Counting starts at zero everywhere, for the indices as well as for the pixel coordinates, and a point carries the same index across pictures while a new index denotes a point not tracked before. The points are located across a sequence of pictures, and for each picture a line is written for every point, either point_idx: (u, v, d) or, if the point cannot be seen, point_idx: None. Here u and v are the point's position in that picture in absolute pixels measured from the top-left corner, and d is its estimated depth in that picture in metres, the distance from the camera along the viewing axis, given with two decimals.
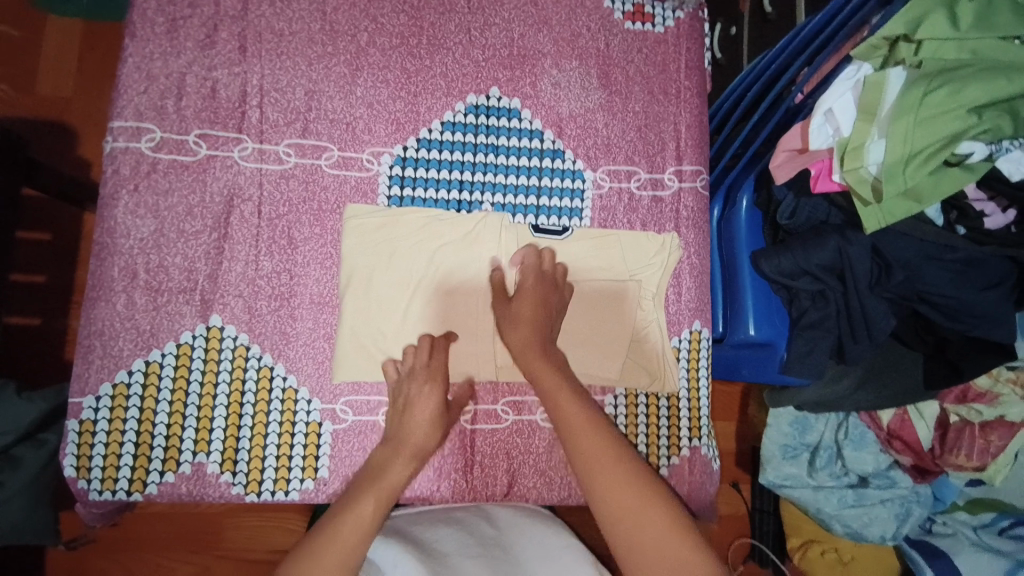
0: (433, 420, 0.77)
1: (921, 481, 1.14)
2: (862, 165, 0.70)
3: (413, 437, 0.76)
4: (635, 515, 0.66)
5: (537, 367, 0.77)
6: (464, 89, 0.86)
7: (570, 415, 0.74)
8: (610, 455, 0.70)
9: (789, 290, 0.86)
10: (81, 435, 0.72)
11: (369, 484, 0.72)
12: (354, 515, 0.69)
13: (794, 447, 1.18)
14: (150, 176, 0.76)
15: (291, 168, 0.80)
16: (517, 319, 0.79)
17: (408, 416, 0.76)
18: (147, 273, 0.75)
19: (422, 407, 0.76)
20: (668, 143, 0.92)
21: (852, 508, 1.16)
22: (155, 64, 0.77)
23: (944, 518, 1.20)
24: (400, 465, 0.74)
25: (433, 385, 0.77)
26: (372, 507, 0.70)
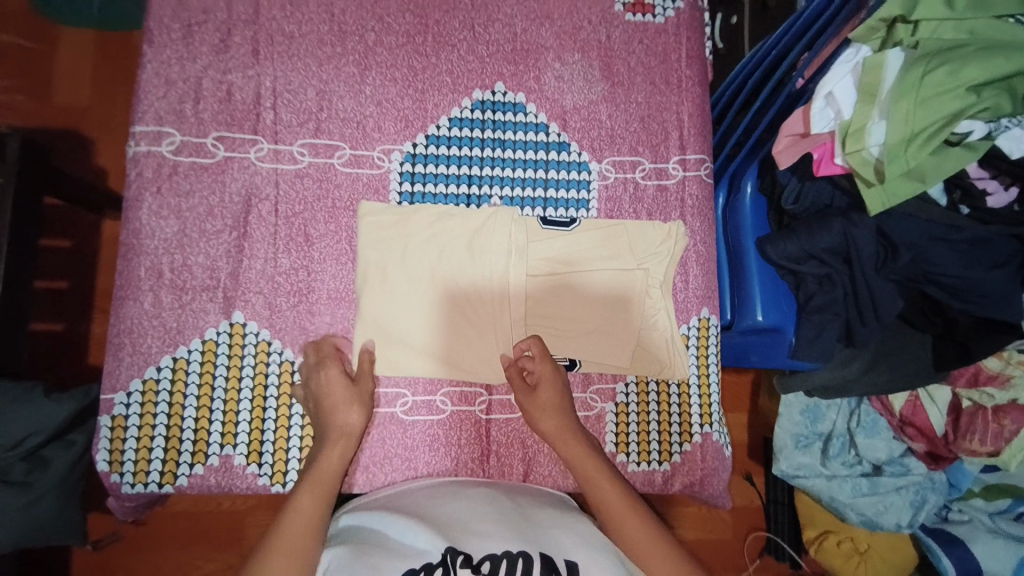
0: (344, 394, 0.77)
1: (934, 468, 1.13)
2: (863, 147, 0.72)
3: (332, 422, 0.76)
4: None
5: (571, 448, 0.79)
6: (470, 85, 0.88)
7: (607, 495, 0.75)
8: (648, 535, 0.71)
9: (795, 275, 0.87)
10: (114, 430, 0.75)
11: (305, 478, 0.73)
12: (292, 510, 0.69)
13: (807, 436, 1.19)
14: (172, 179, 0.78)
15: (305, 167, 0.82)
16: (547, 403, 0.81)
17: (320, 399, 0.76)
18: (172, 272, 0.78)
19: (326, 386, 0.77)
20: (671, 132, 0.94)
21: (867, 496, 1.17)
22: (173, 69, 0.80)
23: (960, 505, 1.21)
24: (330, 446, 0.75)
25: (331, 367, 0.77)
26: (308, 500, 0.70)
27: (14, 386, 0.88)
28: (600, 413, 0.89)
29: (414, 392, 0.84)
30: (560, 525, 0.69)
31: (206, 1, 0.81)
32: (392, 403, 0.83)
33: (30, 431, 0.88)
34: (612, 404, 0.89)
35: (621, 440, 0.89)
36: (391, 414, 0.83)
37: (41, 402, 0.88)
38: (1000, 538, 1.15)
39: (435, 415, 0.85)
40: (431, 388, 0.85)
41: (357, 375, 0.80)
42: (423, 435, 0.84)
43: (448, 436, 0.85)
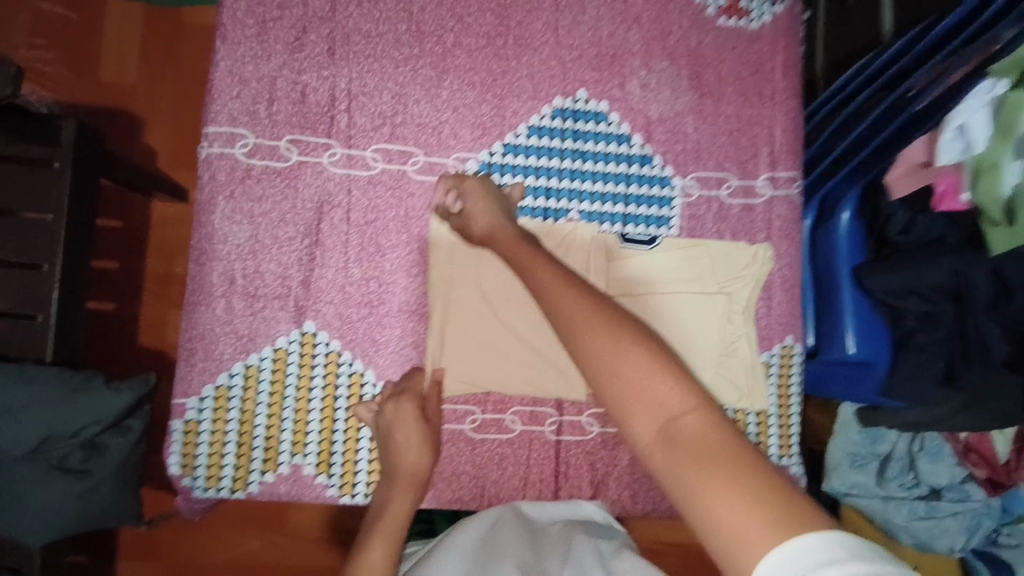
0: (416, 437, 0.72)
1: (995, 494, 1.05)
2: (998, 186, 0.69)
3: (403, 466, 0.71)
4: (611, 349, 0.49)
5: (501, 243, 0.67)
6: (550, 92, 0.83)
7: (563, 295, 0.55)
8: (621, 332, 0.50)
9: (893, 309, 0.82)
10: (186, 435, 0.75)
11: (373, 528, 0.68)
12: (364, 562, 0.65)
13: (863, 456, 1.11)
14: (245, 182, 0.76)
15: (378, 174, 0.79)
16: (478, 216, 0.71)
17: (390, 440, 0.73)
18: (244, 279, 0.76)
19: (402, 425, 0.73)
20: (762, 148, 0.87)
21: (923, 520, 1.08)
22: (247, 68, 0.76)
23: (1010, 530, 1.09)
24: (398, 493, 0.71)
25: (406, 401, 0.74)
26: (380, 549, 0.66)
27: (72, 375, 0.79)
28: None
29: (483, 410, 0.82)
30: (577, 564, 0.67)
31: None
32: (462, 419, 0.81)
33: (88, 421, 0.78)
34: None
35: None
36: (459, 430, 0.81)
37: (98, 389, 0.78)
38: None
39: (504, 434, 0.82)
40: (501, 406, 0.82)
41: (429, 413, 0.75)
42: (491, 452, 0.82)
43: (518, 454, 0.82)
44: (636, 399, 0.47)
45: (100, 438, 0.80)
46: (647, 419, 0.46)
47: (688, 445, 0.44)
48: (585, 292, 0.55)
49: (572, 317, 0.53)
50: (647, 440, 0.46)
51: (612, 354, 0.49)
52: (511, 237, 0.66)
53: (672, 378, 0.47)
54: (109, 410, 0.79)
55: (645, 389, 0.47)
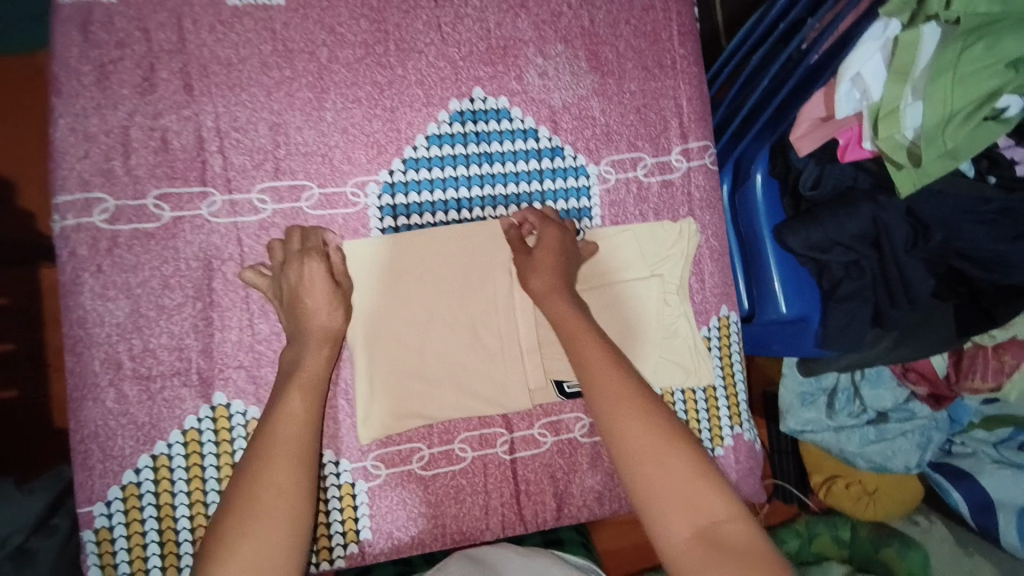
0: (326, 292, 0.67)
1: (939, 408, 1.10)
2: (897, 131, 0.69)
3: (315, 322, 0.66)
4: (662, 454, 0.58)
5: (556, 305, 0.71)
6: (445, 95, 0.77)
7: (622, 390, 0.63)
8: (674, 440, 0.59)
9: (817, 262, 0.83)
10: (100, 544, 0.67)
11: (289, 379, 0.65)
12: (281, 412, 0.62)
13: (811, 393, 1.13)
14: (113, 252, 0.67)
15: (269, 217, 0.71)
16: (547, 263, 0.73)
17: (297, 302, 0.67)
18: (134, 361, 0.67)
19: (303, 281, 0.67)
20: (670, 121, 0.85)
21: (874, 443, 1.11)
22: (91, 121, 0.67)
23: (963, 438, 1.17)
24: (315, 350, 0.66)
25: (314, 260, 0.67)
26: (300, 398, 0.63)
27: None
28: None
29: (430, 444, 0.77)
30: None
31: (119, 33, 0.67)
32: (410, 459, 0.77)
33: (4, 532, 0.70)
34: None
35: None
36: (408, 472, 0.77)
37: (7, 494, 0.72)
38: (1005, 469, 1.10)
39: (457, 465, 0.78)
40: (448, 437, 0.78)
41: (339, 275, 0.70)
42: (446, 487, 0.78)
43: (473, 484, 0.79)
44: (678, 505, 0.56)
45: (26, 545, 0.72)
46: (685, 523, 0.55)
47: (727, 550, 0.53)
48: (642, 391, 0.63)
49: (628, 414, 0.61)
50: (683, 536, 0.54)
51: (663, 460, 0.58)
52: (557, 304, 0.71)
53: (715, 490, 0.56)
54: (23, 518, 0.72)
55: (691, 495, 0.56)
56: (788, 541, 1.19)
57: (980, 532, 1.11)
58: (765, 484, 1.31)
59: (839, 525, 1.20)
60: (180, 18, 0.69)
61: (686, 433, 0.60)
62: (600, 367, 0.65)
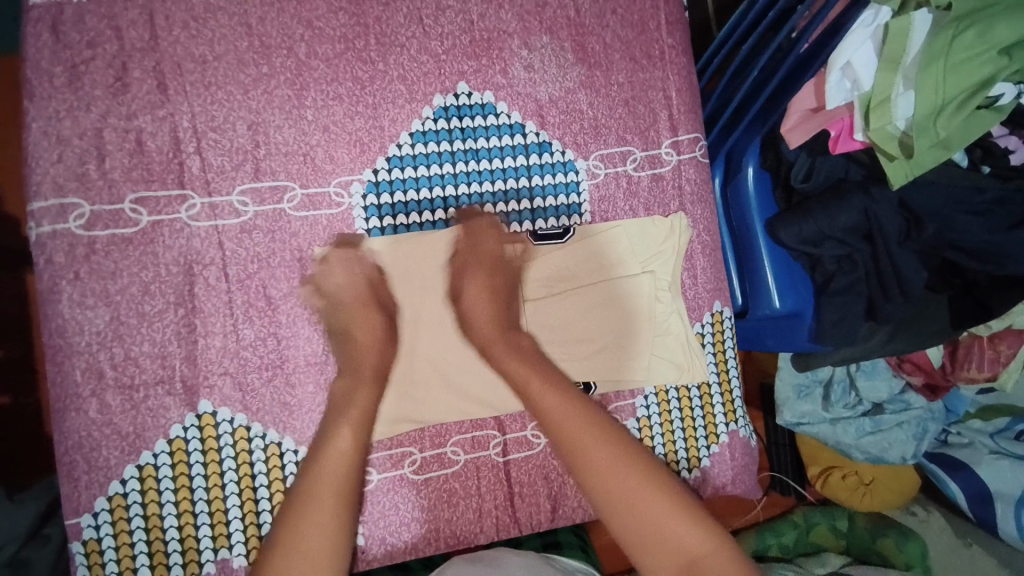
0: (379, 331, 0.69)
1: (934, 399, 1.08)
2: (889, 121, 0.67)
3: (370, 359, 0.68)
4: (636, 499, 0.60)
5: (500, 352, 0.69)
6: (428, 90, 0.75)
7: (588, 438, 0.63)
8: (645, 481, 0.60)
9: (811, 256, 0.82)
10: (89, 556, 0.66)
11: (339, 414, 0.65)
12: (328, 451, 0.62)
13: (807, 384, 1.12)
14: (90, 259, 0.65)
15: (251, 219, 0.70)
16: (485, 288, 0.72)
17: (349, 340, 0.68)
18: (115, 369, 0.66)
19: (360, 324, 0.68)
20: (660, 114, 0.84)
21: (870, 436, 1.10)
22: (64, 124, 0.65)
23: (959, 429, 1.17)
24: (367, 390, 0.66)
25: (365, 295, 0.69)
26: (349, 432, 0.63)
27: None
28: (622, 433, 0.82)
29: (422, 448, 0.76)
30: None
31: (89, 32, 0.65)
32: (400, 464, 0.75)
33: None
34: (633, 420, 0.83)
35: None
36: (399, 476, 0.75)
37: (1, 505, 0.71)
38: (1003, 459, 1.09)
39: (449, 468, 0.77)
40: (440, 440, 0.77)
41: (389, 305, 0.71)
42: (439, 491, 0.77)
43: (466, 487, 0.77)
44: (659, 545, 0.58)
45: (21, 556, 0.70)
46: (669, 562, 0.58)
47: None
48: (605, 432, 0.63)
49: (596, 464, 0.62)
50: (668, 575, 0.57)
51: (636, 505, 0.59)
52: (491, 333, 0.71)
53: (691, 525, 0.58)
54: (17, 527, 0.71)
55: (669, 535, 0.58)
56: (785, 534, 1.18)
57: (977, 523, 1.12)
58: (762, 476, 1.30)
59: (837, 516, 1.21)
60: (152, 15, 0.67)
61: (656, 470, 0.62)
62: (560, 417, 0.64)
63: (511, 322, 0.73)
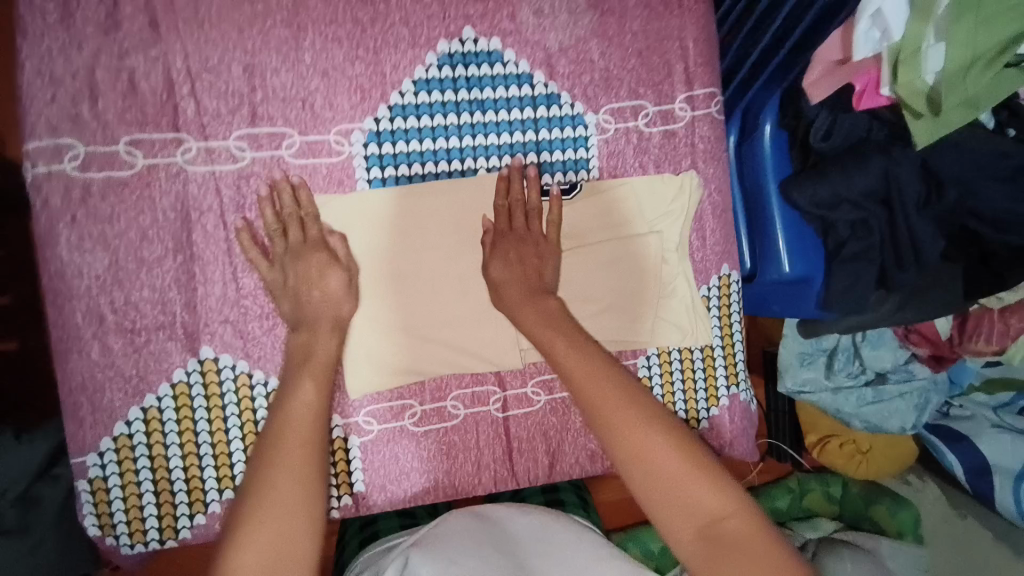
0: (341, 285, 0.68)
1: (938, 369, 1.08)
2: (917, 76, 0.63)
3: (327, 308, 0.67)
4: (649, 458, 0.57)
5: (524, 314, 0.70)
6: (432, 35, 0.72)
7: (606, 394, 0.61)
8: (661, 438, 0.58)
9: (824, 220, 0.79)
10: (96, 493, 0.68)
11: (300, 366, 0.64)
12: (295, 402, 0.61)
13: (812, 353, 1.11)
14: (86, 203, 0.64)
15: (248, 166, 0.68)
16: (512, 253, 0.71)
17: (305, 293, 0.66)
18: (115, 314, 0.66)
19: (317, 280, 0.67)
20: (675, 66, 0.80)
21: (870, 405, 1.10)
22: (57, 62, 0.63)
23: (961, 401, 1.16)
24: (326, 336, 0.67)
25: (319, 253, 0.67)
26: (311, 385, 0.63)
27: None
28: None
29: (422, 401, 0.76)
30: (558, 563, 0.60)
31: None
32: (400, 416, 0.76)
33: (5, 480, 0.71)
34: None
35: None
36: (400, 429, 0.76)
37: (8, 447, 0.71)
38: (1004, 433, 1.08)
39: (449, 422, 0.77)
40: (440, 394, 0.77)
41: (345, 260, 0.69)
42: (438, 443, 0.77)
43: (465, 440, 0.78)
44: (674, 509, 0.55)
45: (32, 491, 0.73)
46: (685, 526, 0.55)
47: (729, 548, 0.53)
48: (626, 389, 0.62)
49: (612, 423, 0.60)
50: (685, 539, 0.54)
51: (650, 464, 0.57)
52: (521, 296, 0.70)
53: (709, 483, 0.56)
54: (29, 463, 0.73)
55: (683, 494, 0.56)
56: (780, 498, 1.21)
57: (974, 494, 1.12)
58: (760, 442, 1.31)
59: (830, 482, 1.24)
60: None
61: (675, 426, 0.59)
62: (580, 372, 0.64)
63: (543, 285, 0.72)
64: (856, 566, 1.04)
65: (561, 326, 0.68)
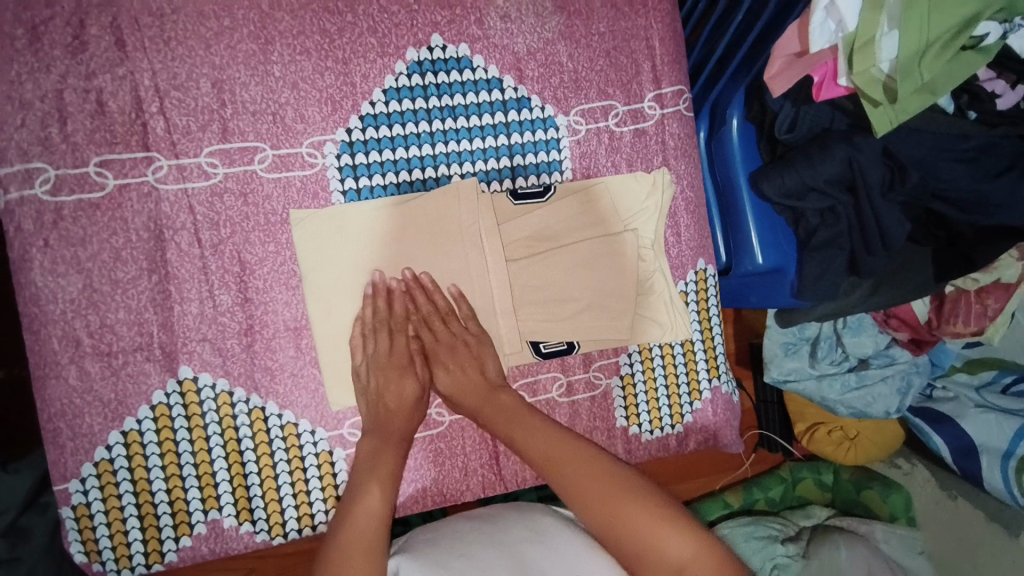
0: (397, 387, 0.71)
1: (919, 353, 1.10)
2: (872, 64, 0.65)
3: (395, 420, 0.70)
4: (606, 519, 0.60)
5: (476, 404, 0.73)
6: (400, 43, 0.73)
7: (559, 460, 0.65)
8: (613, 497, 0.61)
9: (794, 210, 0.81)
10: (79, 521, 0.67)
11: (365, 475, 0.67)
12: (361, 506, 0.64)
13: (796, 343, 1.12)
14: (58, 226, 0.64)
15: (221, 182, 0.68)
16: (451, 362, 0.74)
17: (382, 398, 0.71)
18: (92, 337, 0.65)
19: (396, 390, 0.71)
20: (642, 65, 0.81)
21: (855, 391, 1.12)
22: (24, 86, 0.62)
23: (944, 383, 1.18)
24: (386, 448, 0.69)
25: (375, 350, 0.71)
26: (379, 490, 0.66)
27: None
28: (606, 390, 0.83)
29: None
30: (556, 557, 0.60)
31: None
32: None
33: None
34: (618, 378, 0.83)
35: (632, 413, 0.84)
36: None
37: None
38: (989, 412, 1.09)
39: (433, 429, 0.77)
40: None
41: (415, 361, 0.73)
42: (424, 451, 0.77)
43: (452, 447, 0.78)
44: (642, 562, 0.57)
45: (19, 525, 0.69)
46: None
47: None
48: (576, 459, 0.65)
49: (569, 488, 0.63)
50: None
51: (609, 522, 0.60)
52: (475, 397, 0.73)
53: (664, 532, 0.58)
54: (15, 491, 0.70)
55: (655, 550, 0.57)
56: (773, 488, 1.23)
57: (962, 475, 1.12)
58: (750, 434, 1.31)
59: (823, 470, 1.26)
60: None
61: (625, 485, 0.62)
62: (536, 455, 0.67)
63: (490, 381, 0.74)
64: (851, 553, 1.07)
65: (517, 414, 0.70)
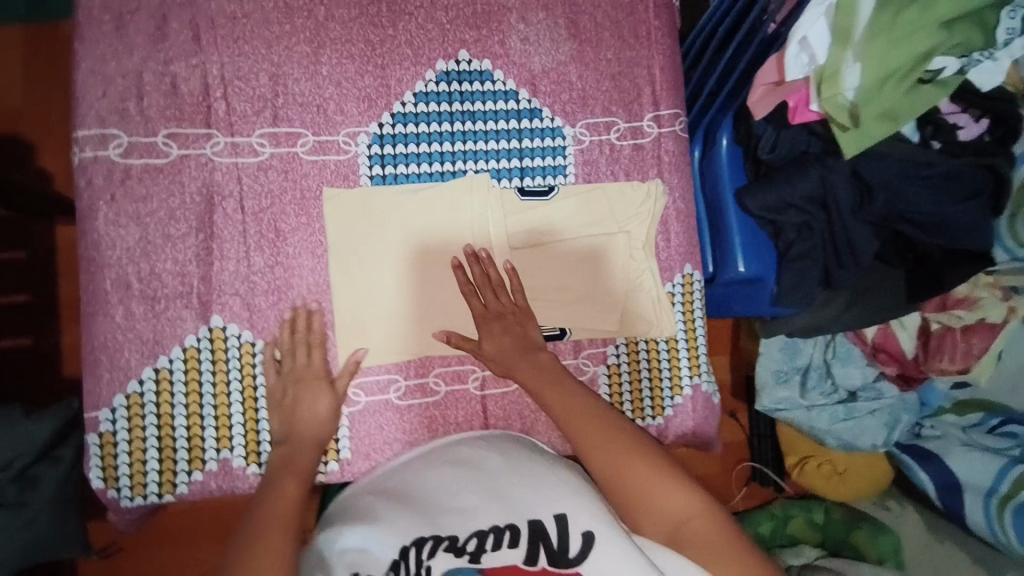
0: (312, 401, 0.77)
1: (906, 388, 1.14)
2: (838, 92, 0.74)
3: (306, 428, 0.76)
4: (618, 468, 0.67)
5: (513, 362, 0.79)
6: (432, 55, 0.84)
7: (586, 416, 0.73)
8: (629, 451, 0.68)
9: (774, 224, 0.88)
10: (103, 447, 0.75)
11: (284, 467, 0.73)
12: (275, 493, 0.69)
13: (787, 372, 1.16)
14: (125, 184, 0.74)
15: (267, 159, 0.78)
16: (500, 328, 0.81)
17: (298, 408, 0.76)
18: (141, 283, 0.75)
19: (309, 404, 0.76)
20: (643, 88, 0.91)
21: (844, 421, 1.16)
22: (110, 65, 0.74)
23: (932, 422, 1.21)
24: (301, 445, 0.75)
25: (292, 361, 0.77)
26: (291, 482, 0.71)
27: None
28: (592, 377, 0.89)
29: (406, 377, 0.83)
30: (533, 483, 0.64)
31: None
32: (387, 390, 0.83)
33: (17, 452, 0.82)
34: (604, 367, 0.90)
35: (615, 402, 0.90)
36: (386, 401, 0.83)
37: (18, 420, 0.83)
38: (975, 450, 1.12)
39: (430, 398, 0.84)
40: (423, 371, 0.84)
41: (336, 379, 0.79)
42: (420, 417, 0.84)
43: (445, 417, 0.84)
44: (648, 509, 0.64)
45: (32, 472, 0.84)
46: (656, 522, 0.63)
47: (690, 540, 0.61)
48: (599, 418, 0.73)
49: (590, 440, 0.70)
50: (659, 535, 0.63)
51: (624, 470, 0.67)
52: (512, 358, 0.80)
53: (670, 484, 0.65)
54: (35, 440, 0.83)
55: (660, 496, 0.64)
56: (762, 524, 1.25)
57: (946, 512, 1.15)
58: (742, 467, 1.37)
59: (813, 508, 1.27)
60: None
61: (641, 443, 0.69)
62: (568, 409, 0.74)
63: (530, 344, 0.81)
64: None
65: (552, 374, 0.78)
